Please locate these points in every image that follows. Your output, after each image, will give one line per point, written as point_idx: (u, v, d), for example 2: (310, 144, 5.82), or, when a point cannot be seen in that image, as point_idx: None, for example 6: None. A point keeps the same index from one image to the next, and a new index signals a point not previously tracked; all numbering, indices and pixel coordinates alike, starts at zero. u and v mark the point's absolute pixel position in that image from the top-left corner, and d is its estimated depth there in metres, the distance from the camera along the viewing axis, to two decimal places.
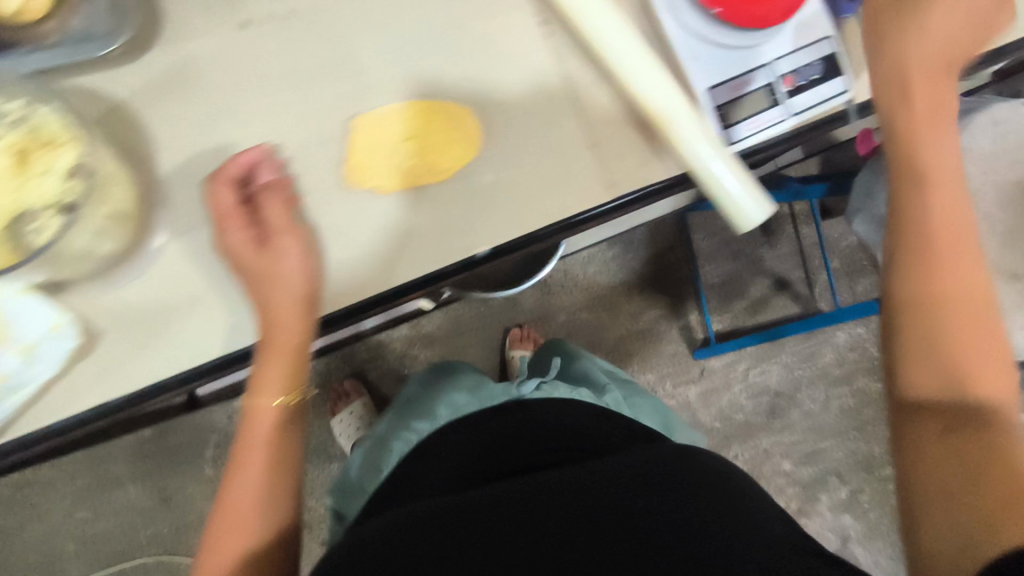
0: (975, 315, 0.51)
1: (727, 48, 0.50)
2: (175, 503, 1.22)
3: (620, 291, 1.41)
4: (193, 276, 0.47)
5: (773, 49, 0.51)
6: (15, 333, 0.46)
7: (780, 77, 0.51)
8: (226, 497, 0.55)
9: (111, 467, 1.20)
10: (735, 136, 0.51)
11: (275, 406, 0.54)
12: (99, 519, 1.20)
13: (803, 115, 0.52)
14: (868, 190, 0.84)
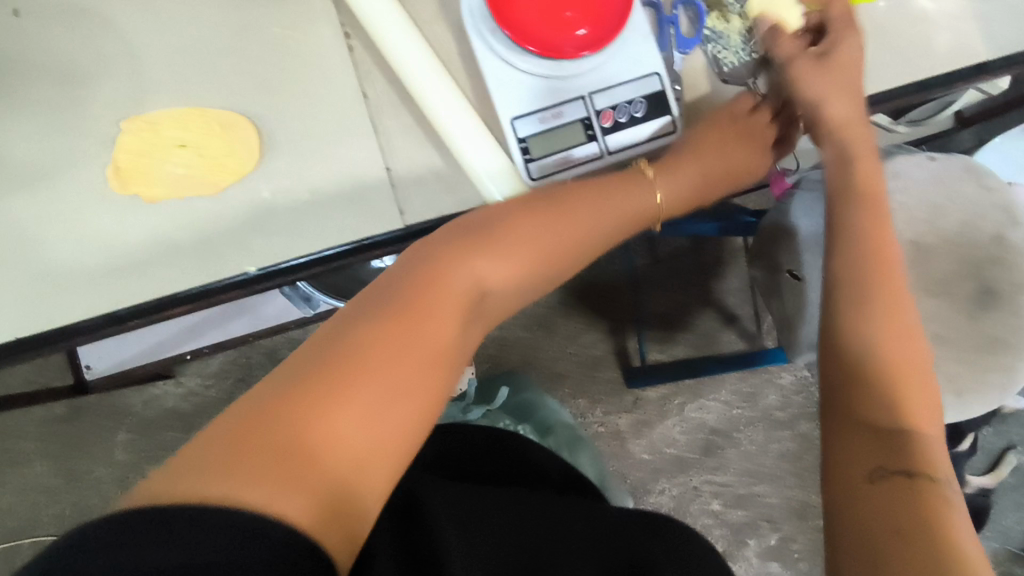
0: (915, 365, 0.52)
1: (541, 78, 0.50)
2: (82, 485, 1.22)
3: (557, 310, 1.38)
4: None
5: (590, 83, 0.51)
6: None
7: (598, 111, 0.51)
8: (264, 392, 0.41)
9: (22, 443, 1.21)
10: (539, 170, 0.51)
11: (445, 301, 0.47)
12: (7, 492, 1.21)
13: (616, 153, 0.52)
14: (767, 236, 0.79)
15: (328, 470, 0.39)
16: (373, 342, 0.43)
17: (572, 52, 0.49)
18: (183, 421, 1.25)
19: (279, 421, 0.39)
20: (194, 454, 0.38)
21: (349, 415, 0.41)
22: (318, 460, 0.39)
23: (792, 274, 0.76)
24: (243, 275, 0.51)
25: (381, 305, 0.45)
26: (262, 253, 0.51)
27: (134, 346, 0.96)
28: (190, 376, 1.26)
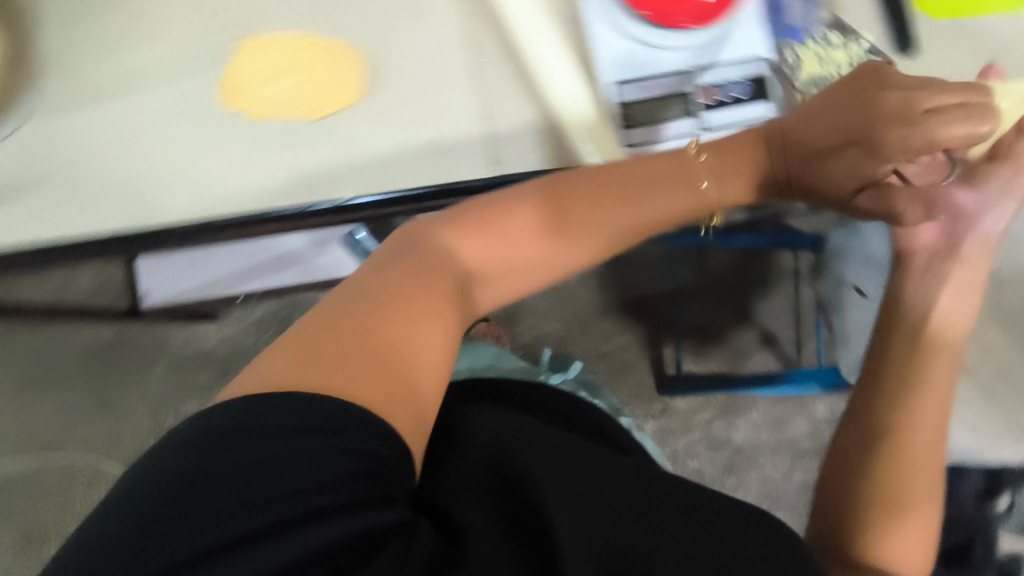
0: (932, 467, 0.55)
1: (649, 48, 0.58)
2: (114, 410, 1.25)
3: (596, 308, 1.38)
4: (106, 149, 0.57)
5: (694, 62, 0.58)
6: None
7: (699, 88, 0.57)
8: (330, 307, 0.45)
9: (64, 362, 1.25)
10: (633, 137, 0.57)
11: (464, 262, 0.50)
12: (42, 406, 1.24)
13: (715, 128, 0.57)
14: (836, 251, 0.80)
15: (366, 395, 0.40)
16: (437, 268, 0.48)
17: (682, 20, 0.57)
18: (217, 364, 1.27)
19: (316, 345, 0.41)
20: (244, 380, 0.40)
21: (391, 324, 0.43)
22: (368, 358, 0.41)
23: (856, 289, 0.76)
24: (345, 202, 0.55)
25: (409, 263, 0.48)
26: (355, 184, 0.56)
27: None
28: (231, 322, 1.28)
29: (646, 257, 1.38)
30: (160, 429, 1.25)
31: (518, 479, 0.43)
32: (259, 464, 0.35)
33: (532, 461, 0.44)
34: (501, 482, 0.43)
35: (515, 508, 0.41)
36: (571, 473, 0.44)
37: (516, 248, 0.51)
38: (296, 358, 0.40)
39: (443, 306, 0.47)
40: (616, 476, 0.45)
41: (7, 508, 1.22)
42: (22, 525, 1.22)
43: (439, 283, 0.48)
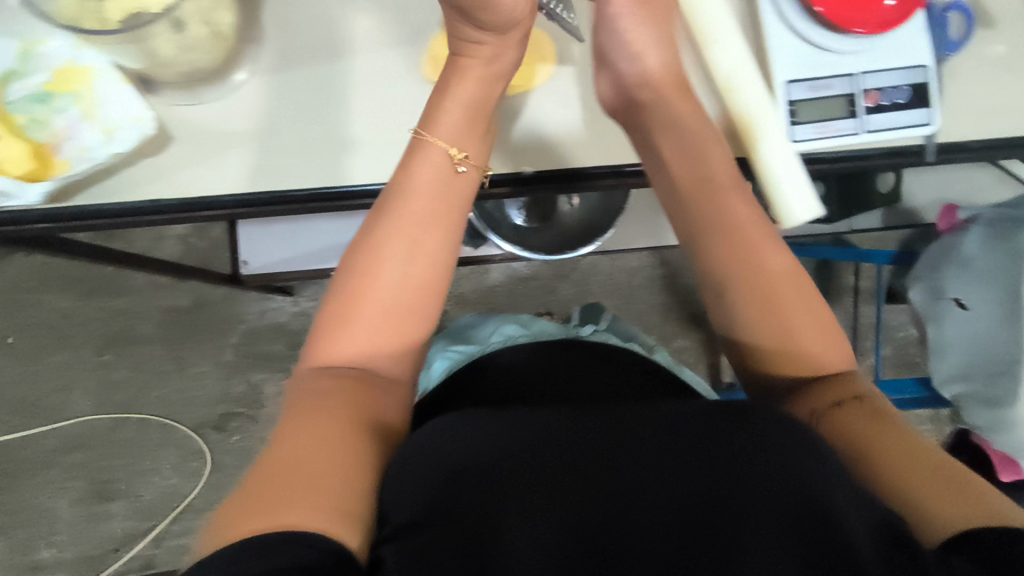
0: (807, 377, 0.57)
1: (820, 46, 0.51)
2: (189, 374, 1.29)
3: (658, 310, 1.40)
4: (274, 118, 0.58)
5: (869, 61, 0.51)
6: (102, 114, 0.55)
7: (863, 91, 0.51)
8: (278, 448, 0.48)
9: (144, 324, 1.29)
10: (799, 134, 0.51)
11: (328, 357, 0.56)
12: (120, 365, 1.28)
13: (877, 135, 0.51)
14: (934, 262, 0.84)
15: (313, 494, 0.44)
16: (334, 391, 0.53)
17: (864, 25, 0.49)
18: (289, 337, 1.30)
19: (268, 477, 0.45)
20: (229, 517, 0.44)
21: (291, 467, 0.46)
22: (293, 483, 0.45)
23: (957, 301, 0.82)
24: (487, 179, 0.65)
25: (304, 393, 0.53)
26: None
27: (290, 250, 1.04)
28: (306, 297, 1.31)
29: None
30: (231, 396, 1.29)
31: (444, 455, 0.48)
32: (257, 559, 0.39)
33: (445, 441, 0.49)
34: (427, 457, 0.48)
35: (446, 478, 0.46)
36: (484, 437, 0.49)
37: (378, 319, 0.57)
38: (250, 505, 0.43)
39: (335, 428, 0.50)
40: (541, 422, 0.50)
41: (79, 462, 1.26)
42: (92, 478, 1.26)
43: (323, 417, 0.50)
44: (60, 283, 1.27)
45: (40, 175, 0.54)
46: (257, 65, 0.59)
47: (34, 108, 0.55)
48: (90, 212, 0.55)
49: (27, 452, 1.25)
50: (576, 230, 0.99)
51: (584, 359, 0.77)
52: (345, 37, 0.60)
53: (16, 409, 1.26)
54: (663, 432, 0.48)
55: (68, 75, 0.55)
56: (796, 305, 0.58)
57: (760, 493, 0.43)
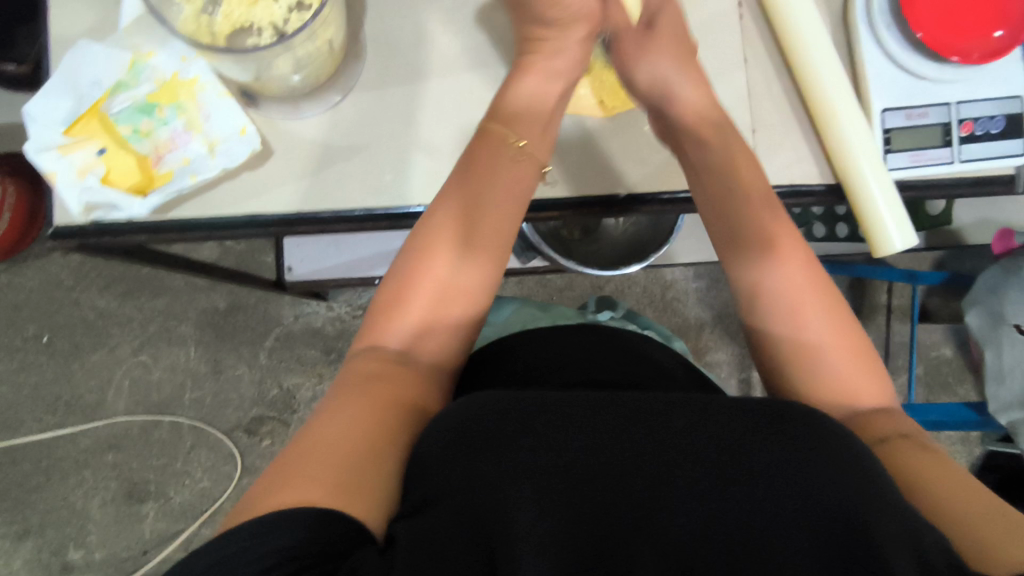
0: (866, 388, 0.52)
1: (919, 77, 0.54)
2: (223, 377, 1.29)
3: (691, 324, 1.39)
4: (370, 133, 0.58)
5: (963, 92, 0.54)
6: (206, 128, 0.56)
7: (959, 120, 0.54)
8: (314, 425, 0.45)
9: (180, 325, 1.29)
10: (894, 162, 0.55)
11: (370, 340, 0.53)
12: (156, 366, 1.28)
13: (970, 163, 0.54)
14: (993, 285, 0.84)
15: (336, 477, 0.41)
16: (377, 369, 0.50)
17: (975, 56, 0.52)
18: (323, 342, 1.30)
19: (298, 454, 0.42)
20: (258, 486, 0.41)
21: (327, 443, 0.43)
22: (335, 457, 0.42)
23: (1017, 327, 0.82)
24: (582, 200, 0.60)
25: (350, 371, 0.51)
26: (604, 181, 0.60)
27: (334, 258, 1.03)
28: (341, 302, 1.31)
29: None
30: (265, 400, 1.29)
31: (463, 431, 0.44)
32: (264, 535, 0.36)
33: (468, 415, 0.45)
34: (449, 428, 0.45)
35: (463, 457, 0.43)
36: (509, 413, 0.45)
37: (428, 312, 0.54)
38: (283, 474, 0.41)
39: (377, 409, 0.47)
40: (573, 403, 0.46)
41: (112, 462, 1.26)
42: (125, 479, 1.26)
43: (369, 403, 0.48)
44: (98, 282, 1.28)
45: (143, 188, 0.55)
46: (356, 83, 0.58)
47: (138, 119, 0.55)
48: (177, 224, 0.55)
49: (61, 451, 1.25)
50: (623, 246, 0.98)
51: (605, 341, 0.68)
52: (441, 54, 0.59)
53: (51, 408, 1.26)
54: (705, 427, 0.44)
55: (172, 87, 0.55)
56: (828, 339, 0.53)
57: (796, 512, 0.40)
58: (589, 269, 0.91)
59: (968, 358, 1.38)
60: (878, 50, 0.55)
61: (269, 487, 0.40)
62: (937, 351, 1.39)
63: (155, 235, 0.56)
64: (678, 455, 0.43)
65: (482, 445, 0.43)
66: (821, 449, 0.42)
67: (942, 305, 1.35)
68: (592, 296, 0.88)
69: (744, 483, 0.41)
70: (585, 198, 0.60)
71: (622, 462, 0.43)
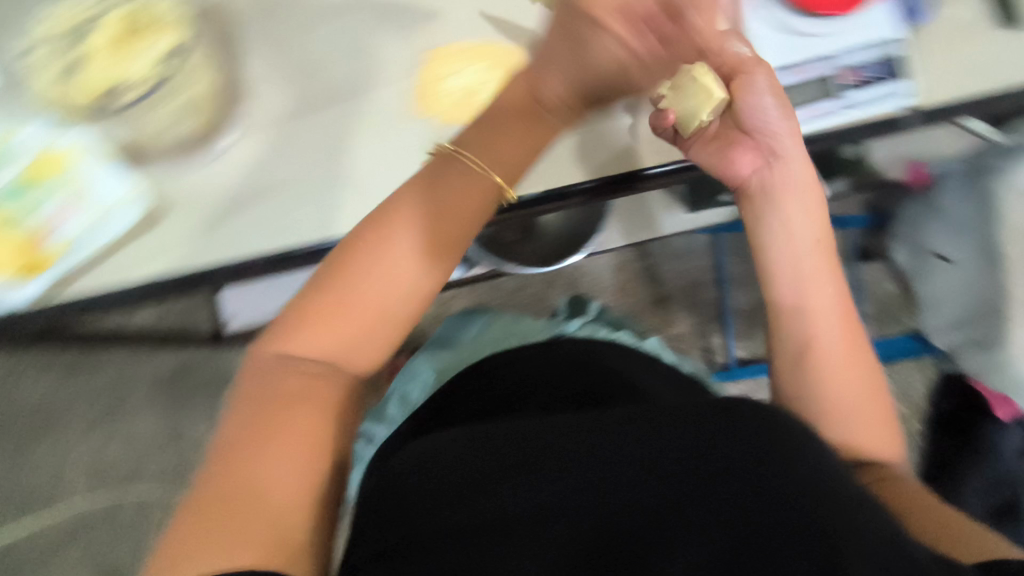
0: (879, 429, 0.55)
1: (795, 35, 0.58)
2: (185, 442, 1.22)
3: (648, 304, 1.41)
4: (273, 169, 0.57)
5: (840, 43, 0.58)
6: (92, 196, 0.54)
7: (840, 70, 0.57)
8: (232, 464, 0.45)
9: (131, 397, 1.23)
10: None
11: (301, 354, 0.50)
12: (111, 444, 1.22)
13: (859, 109, 0.57)
14: (914, 221, 0.90)
15: (248, 540, 0.42)
16: (308, 417, 0.48)
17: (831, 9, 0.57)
18: None
19: (204, 508, 0.43)
20: (178, 542, 0.42)
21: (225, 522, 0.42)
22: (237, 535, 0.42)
23: (941, 255, 0.87)
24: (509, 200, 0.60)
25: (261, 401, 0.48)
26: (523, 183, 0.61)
27: (273, 303, 1.00)
28: None
29: (693, 249, 1.43)
30: None
31: (423, 492, 0.47)
32: None
33: (427, 478, 0.48)
34: (407, 497, 0.47)
35: (421, 519, 0.45)
36: (466, 464, 0.48)
37: (373, 319, 0.50)
38: (194, 527, 0.42)
39: (299, 453, 0.47)
40: (528, 436, 0.49)
41: (77, 554, 1.19)
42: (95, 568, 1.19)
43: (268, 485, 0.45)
44: (36, 368, 1.22)
45: (36, 268, 0.53)
46: (244, 128, 0.58)
47: (16, 199, 0.53)
48: (81, 298, 0.54)
49: (25, 550, 1.19)
50: (560, 243, 0.99)
51: (573, 361, 0.70)
52: (328, 83, 0.59)
53: (6, 508, 1.19)
54: (655, 433, 0.46)
55: (46, 162, 0.54)
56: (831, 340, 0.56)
57: (760, 496, 0.41)
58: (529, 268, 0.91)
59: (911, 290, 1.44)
60: (752, 18, 0.59)
61: (186, 550, 0.41)
62: (882, 288, 1.44)
63: (59, 314, 0.54)
64: (624, 473, 0.45)
65: (441, 502, 0.46)
66: (754, 437, 0.44)
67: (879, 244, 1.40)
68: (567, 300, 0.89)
69: (688, 489, 0.43)
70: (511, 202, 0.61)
71: (574, 490, 0.44)
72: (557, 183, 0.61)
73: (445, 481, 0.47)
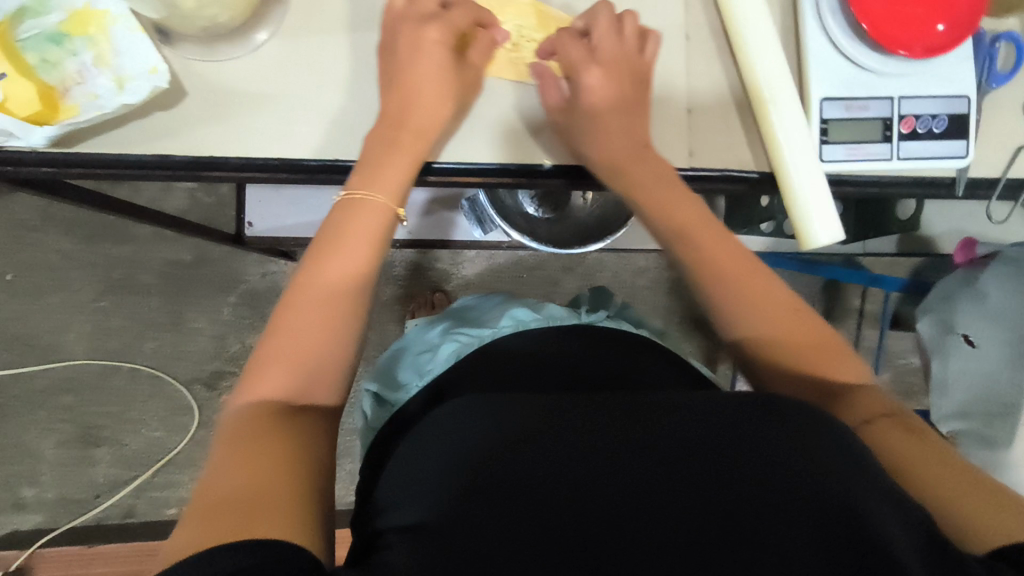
0: (819, 362, 0.54)
1: (866, 69, 0.52)
2: (185, 329, 1.28)
3: (660, 314, 1.39)
4: (267, 71, 0.55)
5: (907, 87, 0.53)
6: (117, 63, 0.51)
7: (900, 116, 0.52)
8: (282, 327, 0.53)
9: (144, 274, 1.28)
10: (829, 154, 0.52)
11: (342, 273, 0.55)
12: (116, 313, 1.27)
13: (906, 163, 0.53)
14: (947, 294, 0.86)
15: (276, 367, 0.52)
16: (326, 290, 0.54)
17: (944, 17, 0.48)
18: None
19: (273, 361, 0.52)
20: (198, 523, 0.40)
21: (249, 462, 0.45)
22: (248, 504, 0.41)
23: (966, 336, 0.83)
24: (540, 167, 0.59)
25: (306, 296, 0.54)
26: (531, 155, 0.58)
27: (293, 217, 1.02)
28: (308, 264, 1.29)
29: None
30: (225, 355, 1.29)
31: (441, 505, 0.45)
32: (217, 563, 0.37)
33: (429, 492, 0.47)
34: (417, 519, 0.45)
35: (436, 537, 0.43)
36: (460, 471, 0.47)
37: (375, 237, 0.56)
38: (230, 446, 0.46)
39: (322, 324, 0.53)
40: (539, 422, 0.50)
41: (68, 405, 1.26)
42: (80, 424, 1.26)
43: (253, 433, 0.47)
44: (63, 224, 1.25)
45: (45, 118, 0.51)
46: (281, 25, 0.56)
47: (45, 48, 0.51)
48: (80, 159, 0.53)
49: (17, 391, 1.25)
50: (581, 228, 0.97)
51: (602, 338, 0.78)
52: (385, 6, 0.58)
53: (9, 346, 1.25)
54: (648, 405, 0.51)
55: (85, 18, 0.51)
56: (736, 273, 0.57)
57: (768, 459, 0.45)
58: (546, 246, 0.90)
59: None
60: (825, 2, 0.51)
61: (247, 463, 0.45)
62: (902, 358, 1.39)
63: (60, 170, 0.53)
64: (643, 468, 0.46)
65: (461, 531, 0.43)
66: (786, 463, 0.45)
67: (913, 313, 1.33)
68: (587, 292, 0.95)
69: (702, 483, 0.45)
70: (509, 165, 0.58)
71: (582, 497, 0.45)
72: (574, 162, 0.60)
73: (446, 486, 0.47)
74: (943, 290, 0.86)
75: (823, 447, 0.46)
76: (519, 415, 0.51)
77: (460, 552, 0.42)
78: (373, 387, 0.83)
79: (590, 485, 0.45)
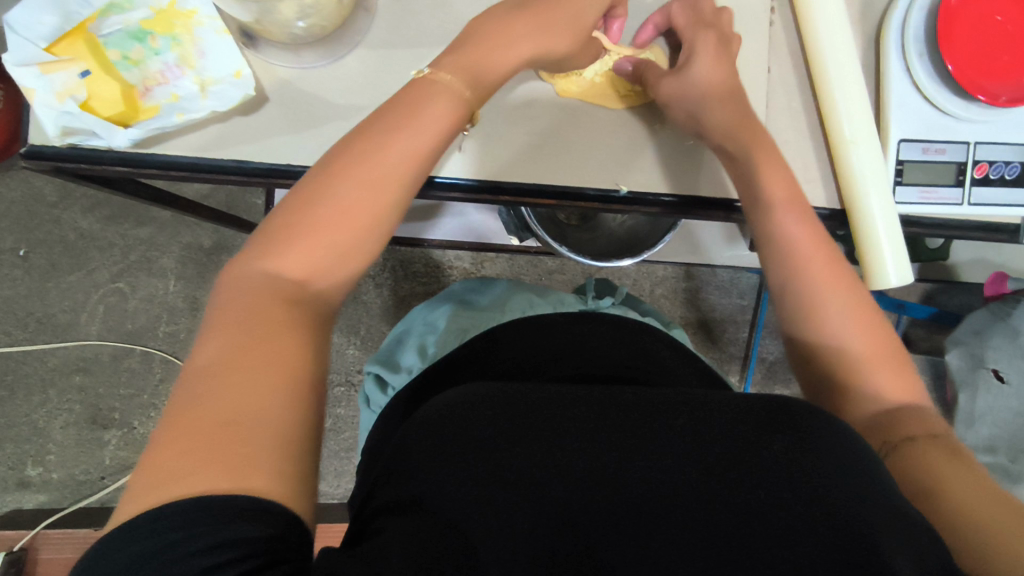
0: (867, 351, 0.51)
1: (943, 112, 0.59)
2: (201, 315, 1.27)
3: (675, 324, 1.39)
4: (351, 83, 0.56)
5: (979, 134, 0.59)
6: (201, 65, 0.54)
7: (974, 162, 0.59)
8: (302, 204, 0.45)
9: (162, 258, 1.26)
10: (904, 195, 0.59)
11: (388, 169, 0.47)
12: (132, 295, 1.26)
13: (977, 205, 0.59)
14: (980, 329, 0.93)
15: (292, 249, 0.44)
16: (356, 176, 0.46)
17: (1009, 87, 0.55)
18: None
19: (283, 238, 0.44)
20: (171, 448, 0.35)
21: (257, 371, 0.39)
22: (261, 432, 0.37)
23: (996, 371, 0.92)
24: (616, 192, 0.61)
25: (336, 178, 0.46)
26: (609, 182, 0.61)
27: None
28: None
29: (736, 284, 1.40)
30: None
31: (422, 493, 0.41)
32: (166, 533, 0.33)
33: (412, 472, 0.43)
34: (398, 502, 0.41)
35: (416, 532, 0.38)
36: (450, 453, 0.43)
37: (435, 142, 0.49)
38: (219, 341, 0.40)
39: (354, 215, 0.45)
40: (536, 411, 0.46)
41: (78, 384, 1.25)
42: (90, 404, 1.25)
43: (276, 320, 0.41)
44: (82, 202, 1.23)
45: (127, 119, 0.53)
46: (366, 37, 0.56)
47: (128, 45, 0.53)
48: (155, 160, 0.54)
49: (27, 368, 1.24)
50: (614, 241, 0.97)
51: (614, 321, 0.69)
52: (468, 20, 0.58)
53: (21, 323, 1.23)
54: (657, 412, 0.46)
55: (169, 16, 0.53)
56: (814, 267, 0.53)
57: (793, 471, 0.41)
58: (582, 256, 0.90)
59: (938, 392, 1.40)
60: (917, 55, 0.58)
61: (231, 375, 0.38)
62: None
63: (131, 169, 0.54)
64: (648, 465, 0.42)
65: (443, 522, 0.39)
66: (809, 465, 0.41)
67: (923, 337, 1.34)
68: (593, 277, 0.86)
69: (714, 485, 0.41)
70: (587, 191, 0.61)
71: (581, 495, 0.41)
72: (646, 191, 0.62)
73: (433, 472, 0.42)
74: (976, 329, 0.94)
75: (838, 443, 0.43)
76: (517, 399, 0.47)
77: (439, 543, 0.38)
78: (371, 371, 0.74)
79: (582, 498, 0.41)
